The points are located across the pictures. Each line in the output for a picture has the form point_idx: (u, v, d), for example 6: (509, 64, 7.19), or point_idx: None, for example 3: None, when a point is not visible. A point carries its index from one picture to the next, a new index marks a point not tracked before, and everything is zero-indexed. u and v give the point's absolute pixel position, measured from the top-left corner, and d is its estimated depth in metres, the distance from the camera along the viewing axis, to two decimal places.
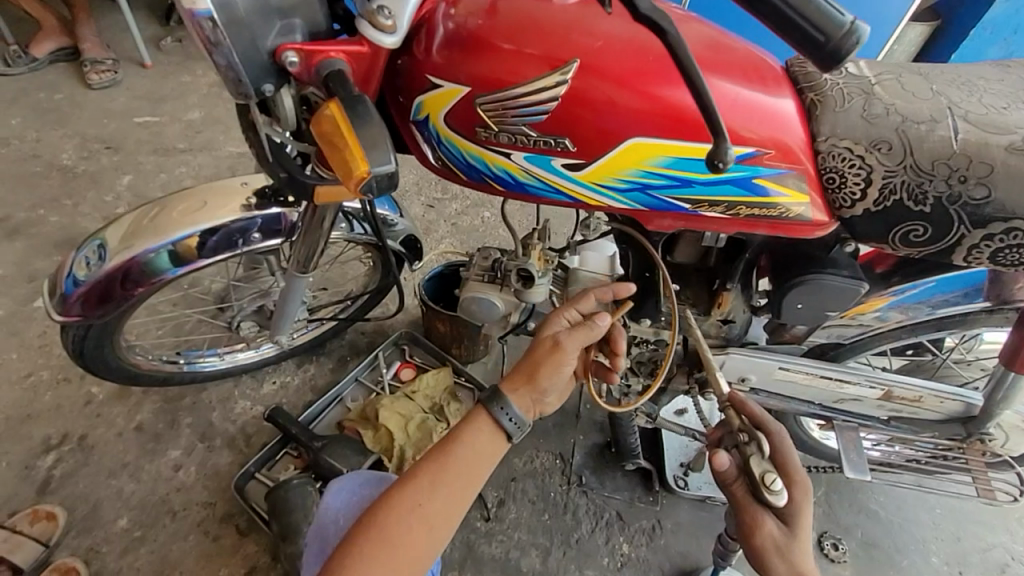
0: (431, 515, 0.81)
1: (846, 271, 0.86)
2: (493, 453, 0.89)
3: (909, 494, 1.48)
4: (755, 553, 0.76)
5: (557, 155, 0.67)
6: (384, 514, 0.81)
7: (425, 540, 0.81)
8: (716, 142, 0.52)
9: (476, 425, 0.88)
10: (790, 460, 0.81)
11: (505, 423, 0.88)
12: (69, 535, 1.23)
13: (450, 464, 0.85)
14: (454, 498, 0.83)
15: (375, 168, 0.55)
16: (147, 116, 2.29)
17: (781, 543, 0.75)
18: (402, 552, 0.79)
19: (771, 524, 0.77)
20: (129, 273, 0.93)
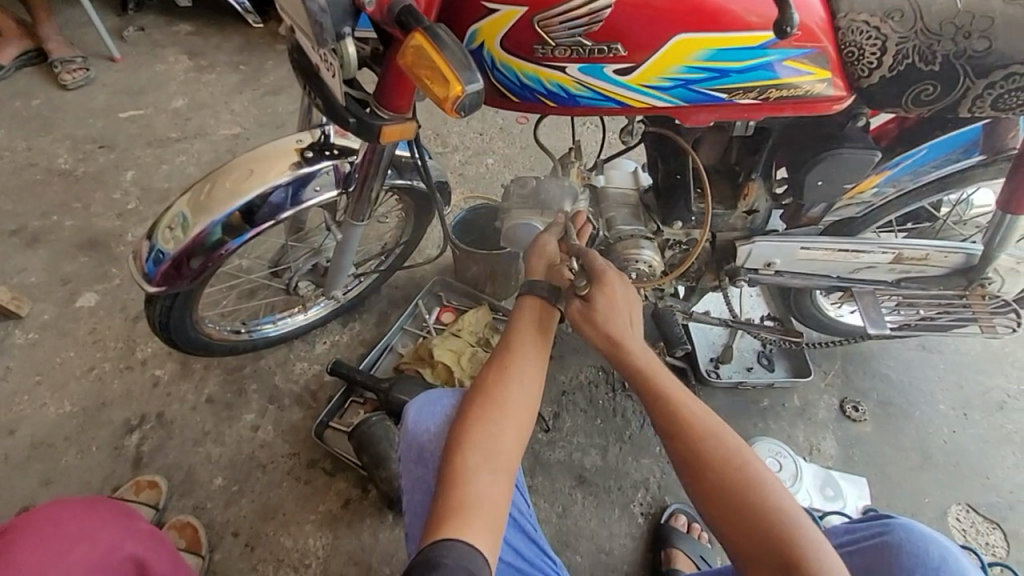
0: (521, 378, 0.87)
1: (860, 143, 0.96)
2: (551, 325, 0.97)
3: (913, 356, 1.64)
4: (576, 329, 0.98)
5: (609, 62, 0.74)
6: (482, 390, 0.86)
7: (526, 400, 0.86)
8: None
9: (523, 311, 0.97)
10: (596, 266, 1.01)
11: (544, 291, 0.99)
12: (173, 498, 1.34)
13: (516, 339, 0.92)
14: (536, 363, 0.90)
15: (467, 86, 0.63)
16: (132, 110, 2.26)
17: (587, 313, 0.96)
18: (509, 413, 0.84)
19: (576, 306, 0.98)
20: (211, 238, 1.00)
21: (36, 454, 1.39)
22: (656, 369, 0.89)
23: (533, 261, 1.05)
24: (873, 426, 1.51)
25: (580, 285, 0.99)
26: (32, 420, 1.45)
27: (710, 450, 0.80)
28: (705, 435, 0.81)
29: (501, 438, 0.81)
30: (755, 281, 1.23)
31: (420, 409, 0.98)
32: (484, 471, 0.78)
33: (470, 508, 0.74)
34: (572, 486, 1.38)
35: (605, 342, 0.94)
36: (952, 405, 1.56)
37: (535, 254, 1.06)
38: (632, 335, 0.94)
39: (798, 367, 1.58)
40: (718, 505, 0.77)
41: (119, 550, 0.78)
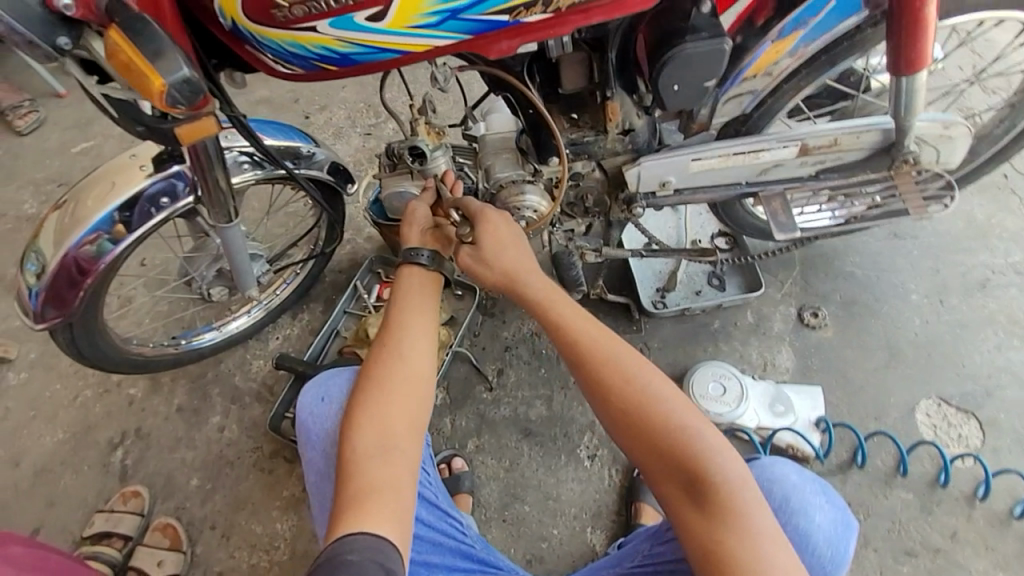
0: (409, 352, 0.88)
1: (705, 32, 0.85)
2: (437, 287, 0.97)
3: (883, 246, 1.50)
4: (471, 273, 0.97)
5: (355, 11, 0.67)
6: (370, 373, 0.87)
7: (413, 378, 0.86)
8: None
9: (408, 281, 0.95)
10: (471, 208, 0.97)
11: (423, 259, 0.95)
12: (158, 502, 1.45)
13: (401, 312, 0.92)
14: (426, 331, 0.90)
15: (170, 79, 0.65)
16: (83, 144, 2.31)
17: (478, 257, 0.95)
18: (397, 392, 0.84)
19: (466, 251, 0.96)
20: (76, 265, 1.02)
21: (39, 480, 1.54)
22: (557, 309, 0.88)
23: (408, 229, 1.00)
24: (834, 330, 1.42)
25: (465, 234, 0.99)
26: (32, 450, 1.58)
27: (614, 383, 0.81)
28: (608, 373, 0.81)
29: (397, 416, 0.83)
30: (656, 205, 1.15)
31: (310, 394, 0.99)
32: (376, 456, 0.80)
33: (365, 495, 0.77)
34: (518, 440, 1.39)
35: (501, 280, 0.93)
36: (926, 293, 1.43)
37: (407, 223, 1.00)
38: (529, 274, 0.92)
39: (751, 281, 1.48)
40: (627, 440, 0.79)
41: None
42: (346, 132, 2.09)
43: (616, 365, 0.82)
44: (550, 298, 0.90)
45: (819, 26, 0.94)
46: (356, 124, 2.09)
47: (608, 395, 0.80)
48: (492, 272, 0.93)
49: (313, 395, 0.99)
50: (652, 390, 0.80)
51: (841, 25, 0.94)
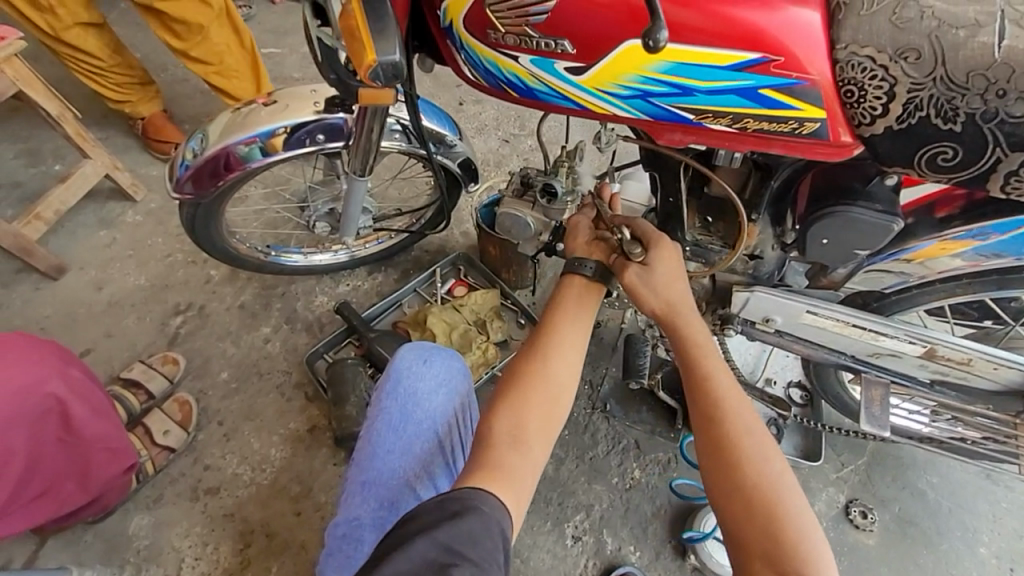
0: (557, 359, 0.88)
1: (880, 205, 0.81)
2: (595, 301, 0.96)
3: (968, 480, 1.36)
4: (631, 293, 0.94)
5: (559, 58, 0.70)
6: (528, 359, 0.88)
7: (567, 376, 0.87)
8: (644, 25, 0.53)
9: (584, 289, 0.96)
10: (647, 231, 0.96)
11: (588, 271, 0.96)
12: (187, 377, 1.57)
13: (560, 314, 0.93)
14: (579, 341, 0.91)
15: (381, 57, 0.64)
16: (272, 48, 2.57)
17: (645, 278, 0.93)
18: (549, 384, 0.86)
19: (633, 271, 0.94)
20: (225, 160, 1.13)
21: (109, 310, 1.70)
22: (705, 359, 0.88)
23: (574, 237, 1.02)
24: (878, 541, 1.29)
25: (635, 252, 0.94)
26: (116, 283, 1.76)
27: (746, 453, 0.79)
28: (740, 441, 0.80)
29: (535, 413, 0.83)
30: (749, 334, 1.10)
31: (413, 352, 1.04)
32: (510, 438, 0.80)
33: (496, 468, 0.75)
34: None
35: (664, 310, 0.92)
36: (998, 553, 1.28)
37: (573, 236, 1.03)
38: (691, 316, 0.92)
39: (809, 449, 1.38)
40: (740, 515, 0.75)
41: (42, 386, 0.95)
42: (487, 131, 2.19)
43: (749, 436, 0.80)
44: (705, 345, 0.89)
45: (980, 247, 0.88)
46: (499, 127, 2.18)
47: (733, 461, 0.78)
48: (661, 297, 0.93)
49: (413, 354, 1.04)
50: (780, 473, 0.77)
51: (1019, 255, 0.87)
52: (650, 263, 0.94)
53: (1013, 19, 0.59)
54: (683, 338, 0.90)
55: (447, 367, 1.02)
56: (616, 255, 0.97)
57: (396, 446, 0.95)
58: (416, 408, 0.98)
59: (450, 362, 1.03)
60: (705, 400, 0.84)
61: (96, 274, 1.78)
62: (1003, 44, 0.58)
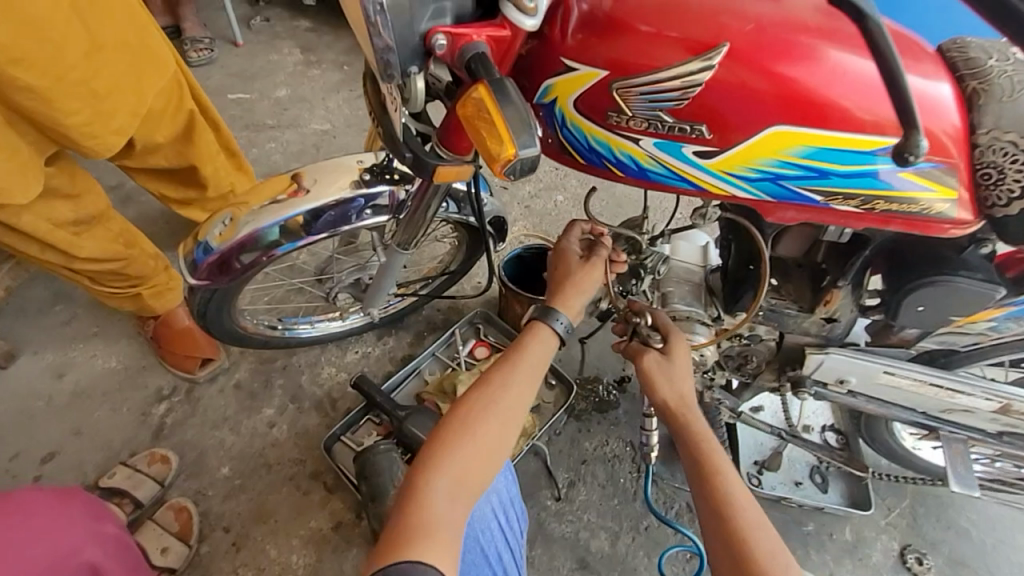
0: (506, 404, 0.86)
1: (980, 274, 0.81)
2: (546, 348, 0.93)
3: (1006, 514, 1.38)
4: (647, 382, 0.95)
5: (690, 142, 0.66)
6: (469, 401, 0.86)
7: (507, 425, 0.85)
8: (909, 135, 0.57)
9: (535, 334, 0.94)
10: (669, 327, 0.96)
11: (555, 323, 0.95)
12: (180, 477, 1.36)
13: (515, 362, 0.90)
14: (526, 389, 0.89)
15: (522, 151, 0.57)
16: (239, 94, 2.41)
17: (665, 371, 0.94)
18: (483, 442, 0.82)
19: (653, 357, 0.95)
20: (248, 244, 1.00)
21: (75, 403, 1.47)
22: (712, 452, 0.86)
23: (568, 288, 0.98)
24: None
25: (652, 338, 0.97)
26: (80, 368, 1.52)
27: (759, 549, 0.76)
28: (750, 536, 0.77)
29: (476, 457, 0.81)
30: (822, 395, 1.09)
31: None
32: (450, 497, 0.77)
33: (431, 534, 0.72)
34: (570, 569, 1.28)
35: (676, 405, 0.92)
36: None
37: (572, 285, 0.98)
38: (698, 415, 0.92)
39: (857, 498, 1.37)
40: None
41: (76, 555, 0.81)
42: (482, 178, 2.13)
43: (761, 531, 0.77)
44: (709, 443, 0.87)
45: (1014, 311, 0.91)
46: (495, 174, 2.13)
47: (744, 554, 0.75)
48: (665, 388, 0.93)
49: None
50: None
51: None
52: (670, 353, 0.94)
53: None
54: (692, 435, 0.89)
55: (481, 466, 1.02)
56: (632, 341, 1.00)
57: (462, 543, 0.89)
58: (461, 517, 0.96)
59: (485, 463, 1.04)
60: (714, 494, 0.81)
61: (54, 359, 1.53)
62: None
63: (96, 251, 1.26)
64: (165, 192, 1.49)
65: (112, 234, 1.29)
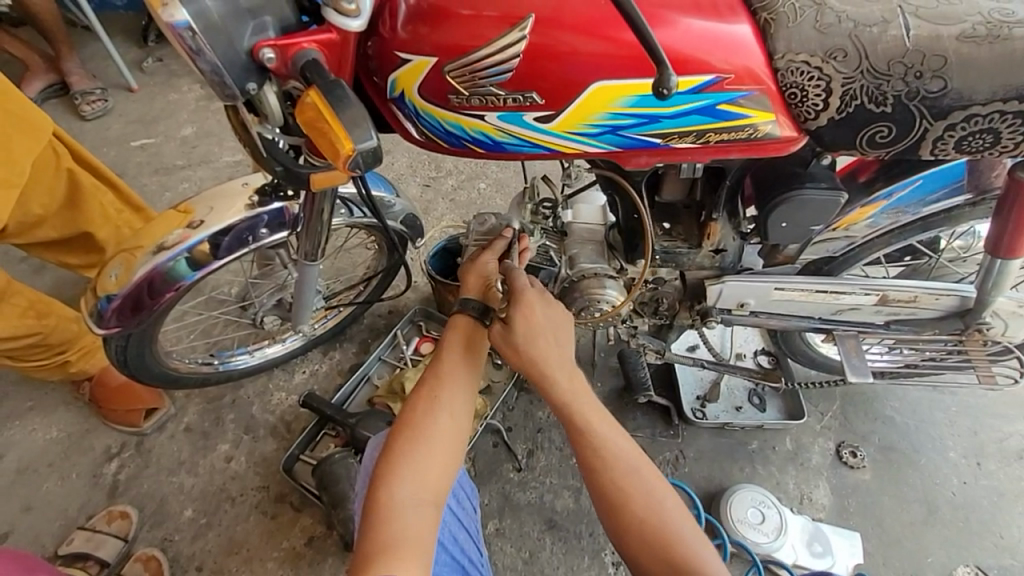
0: (450, 409, 0.84)
1: (824, 183, 0.89)
2: (481, 346, 0.92)
3: (922, 396, 1.52)
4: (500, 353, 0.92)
5: (528, 110, 0.71)
6: (412, 409, 0.83)
7: (459, 416, 0.84)
8: (658, 71, 0.58)
9: (455, 328, 0.92)
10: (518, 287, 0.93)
11: (472, 309, 0.94)
12: (144, 529, 1.35)
13: (445, 366, 0.88)
14: (467, 387, 0.87)
15: (359, 145, 0.60)
16: (143, 139, 2.35)
17: (507, 337, 0.90)
18: (436, 441, 0.81)
19: (497, 330, 0.92)
20: (154, 282, 1.01)
21: (21, 479, 1.43)
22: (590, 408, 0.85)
23: (466, 276, 0.99)
24: (872, 474, 1.41)
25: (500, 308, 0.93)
26: (21, 445, 1.48)
27: (634, 492, 0.78)
28: (625, 482, 0.79)
29: (432, 466, 0.79)
30: (729, 321, 1.17)
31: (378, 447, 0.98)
32: (411, 504, 0.75)
33: (398, 545, 0.71)
34: (541, 531, 1.34)
35: (532, 367, 0.88)
36: (964, 453, 1.43)
37: (473, 270, 0.99)
38: (557, 375, 0.87)
39: (792, 409, 1.47)
40: (638, 549, 0.76)
41: None
42: (404, 180, 2.15)
43: (633, 474, 0.80)
44: (574, 401, 0.85)
45: (889, 204, 1.00)
46: (416, 174, 2.16)
47: (619, 501, 0.78)
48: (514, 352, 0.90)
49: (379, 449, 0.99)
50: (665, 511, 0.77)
51: (928, 196, 1.00)
52: (511, 321, 0.90)
53: (912, 12, 0.69)
54: (559, 397, 0.86)
55: None
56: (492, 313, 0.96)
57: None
58: None
59: None
60: (590, 450, 0.82)
61: None
62: (911, 34, 0.68)
63: (7, 330, 1.26)
64: (66, 260, 1.47)
65: (20, 309, 1.27)
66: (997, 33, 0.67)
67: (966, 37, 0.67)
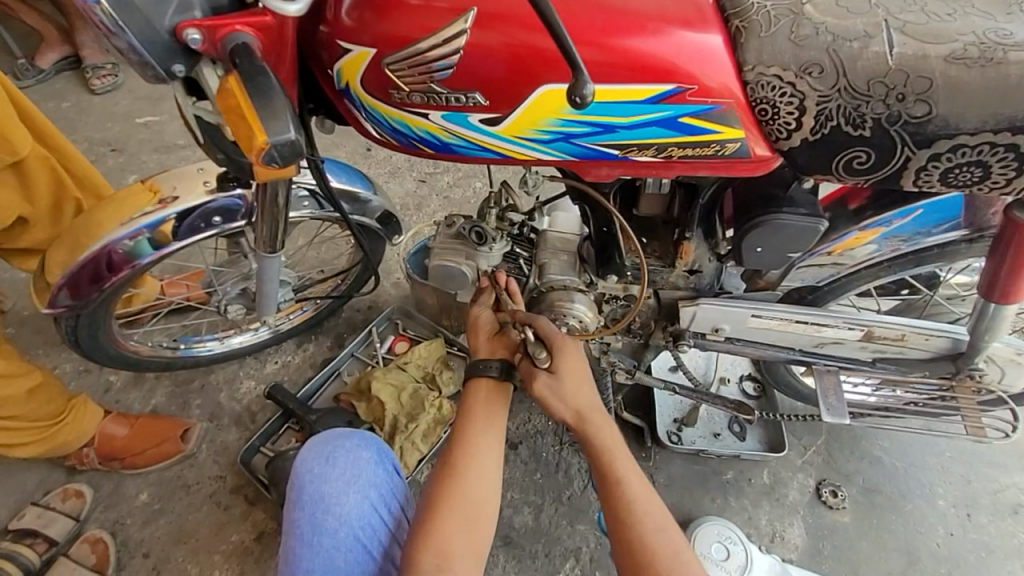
0: (469, 475, 0.84)
1: (803, 209, 0.83)
2: (505, 397, 0.93)
3: (916, 439, 1.43)
4: (541, 402, 0.91)
5: (472, 111, 0.66)
6: (441, 478, 0.84)
7: (482, 483, 0.84)
8: (573, 75, 0.53)
9: (475, 390, 0.92)
10: (549, 334, 0.92)
11: (495, 372, 0.93)
12: (97, 510, 1.34)
13: (465, 430, 0.88)
14: (490, 450, 0.87)
15: (273, 138, 0.56)
16: (148, 116, 2.35)
17: (554, 390, 0.89)
18: (461, 508, 0.80)
19: (542, 380, 0.90)
20: (110, 259, 1.02)
21: None
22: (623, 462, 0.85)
23: (478, 335, 0.98)
24: (852, 516, 1.34)
25: (540, 357, 0.91)
26: None
27: (657, 548, 0.77)
28: (650, 540, 0.77)
29: (453, 534, 0.78)
30: (702, 345, 1.11)
31: (313, 451, 0.85)
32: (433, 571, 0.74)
33: None
34: (496, 547, 1.30)
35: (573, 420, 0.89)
36: (955, 502, 1.35)
37: (476, 332, 0.98)
38: (601, 423, 0.88)
39: (773, 440, 1.40)
40: None
41: None
42: (400, 174, 2.12)
43: (659, 533, 0.78)
44: (615, 452, 0.86)
45: (887, 232, 0.94)
46: (412, 168, 2.12)
47: (646, 558, 0.76)
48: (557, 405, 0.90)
49: (315, 453, 0.85)
50: (689, 561, 0.76)
51: (920, 234, 0.93)
52: (557, 370, 0.90)
53: (897, 28, 0.63)
54: (599, 448, 0.86)
55: (354, 460, 0.83)
56: (521, 356, 0.94)
57: (315, 565, 0.74)
58: (329, 518, 0.78)
59: (356, 454, 0.84)
60: (619, 504, 0.81)
61: None
62: (894, 52, 0.62)
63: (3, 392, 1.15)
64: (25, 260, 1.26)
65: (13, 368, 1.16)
66: (991, 55, 0.61)
67: (955, 59, 0.61)
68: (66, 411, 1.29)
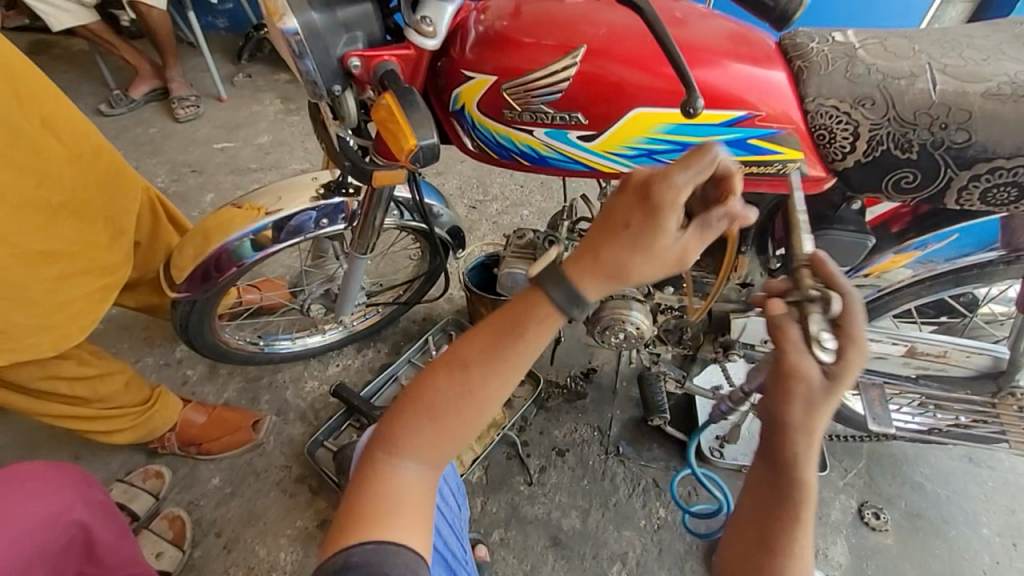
0: (488, 391, 0.62)
1: (852, 226, 0.93)
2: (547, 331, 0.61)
3: (957, 467, 1.45)
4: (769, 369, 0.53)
5: (573, 128, 0.79)
6: (440, 364, 0.63)
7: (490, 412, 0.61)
8: (687, 92, 0.65)
9: (526, 302, 0.62)
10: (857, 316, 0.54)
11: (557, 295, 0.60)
12: (173, 490, 1.44)
13: (505, 342, 0.61)
14: (506, 383, 0.62)
15: (421, 142, 0.70)
16: (225, 142, 2.59)
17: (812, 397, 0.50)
18: (454, 418, 0.62)
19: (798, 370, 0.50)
20: (221, 257, 1.15)
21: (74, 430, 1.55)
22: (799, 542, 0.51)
23: (615, 243, 0.60)
24: (895, 539, 1.36)
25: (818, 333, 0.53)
26: None
27: None
28: None
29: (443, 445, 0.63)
30: (751, 356, 1.20)
31: None
32: (411, 467, 0.62)
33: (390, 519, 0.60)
34: (544, 547, 1.35)
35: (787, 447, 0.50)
36: (1000, 531, 1.36)
37: (607, 238, 0.61)
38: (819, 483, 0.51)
39: None
40: None
41: (66, 514, 0.81)
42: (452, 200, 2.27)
43: None
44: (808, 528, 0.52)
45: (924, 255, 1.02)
46: (464, 196, 2.27)
47: None
48: (796, 408, 0.50)
49: None
50: None
51: (960, 255, 1.01)
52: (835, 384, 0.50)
53: (939, 69, 0.74)
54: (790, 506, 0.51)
55: None
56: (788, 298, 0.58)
57: None
58: None
59: None
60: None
61: None
62: (937, 88, 0.73)
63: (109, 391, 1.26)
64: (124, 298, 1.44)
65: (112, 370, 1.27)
66: (1021, 93, 0.72)
67: (991, 95, 0.72)
68: (154, 399, 1.39)
